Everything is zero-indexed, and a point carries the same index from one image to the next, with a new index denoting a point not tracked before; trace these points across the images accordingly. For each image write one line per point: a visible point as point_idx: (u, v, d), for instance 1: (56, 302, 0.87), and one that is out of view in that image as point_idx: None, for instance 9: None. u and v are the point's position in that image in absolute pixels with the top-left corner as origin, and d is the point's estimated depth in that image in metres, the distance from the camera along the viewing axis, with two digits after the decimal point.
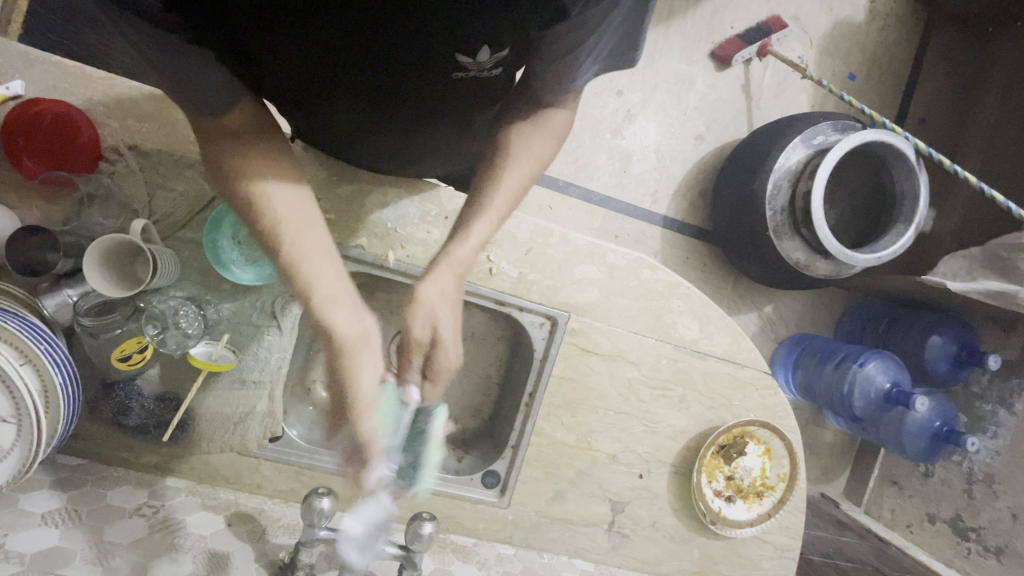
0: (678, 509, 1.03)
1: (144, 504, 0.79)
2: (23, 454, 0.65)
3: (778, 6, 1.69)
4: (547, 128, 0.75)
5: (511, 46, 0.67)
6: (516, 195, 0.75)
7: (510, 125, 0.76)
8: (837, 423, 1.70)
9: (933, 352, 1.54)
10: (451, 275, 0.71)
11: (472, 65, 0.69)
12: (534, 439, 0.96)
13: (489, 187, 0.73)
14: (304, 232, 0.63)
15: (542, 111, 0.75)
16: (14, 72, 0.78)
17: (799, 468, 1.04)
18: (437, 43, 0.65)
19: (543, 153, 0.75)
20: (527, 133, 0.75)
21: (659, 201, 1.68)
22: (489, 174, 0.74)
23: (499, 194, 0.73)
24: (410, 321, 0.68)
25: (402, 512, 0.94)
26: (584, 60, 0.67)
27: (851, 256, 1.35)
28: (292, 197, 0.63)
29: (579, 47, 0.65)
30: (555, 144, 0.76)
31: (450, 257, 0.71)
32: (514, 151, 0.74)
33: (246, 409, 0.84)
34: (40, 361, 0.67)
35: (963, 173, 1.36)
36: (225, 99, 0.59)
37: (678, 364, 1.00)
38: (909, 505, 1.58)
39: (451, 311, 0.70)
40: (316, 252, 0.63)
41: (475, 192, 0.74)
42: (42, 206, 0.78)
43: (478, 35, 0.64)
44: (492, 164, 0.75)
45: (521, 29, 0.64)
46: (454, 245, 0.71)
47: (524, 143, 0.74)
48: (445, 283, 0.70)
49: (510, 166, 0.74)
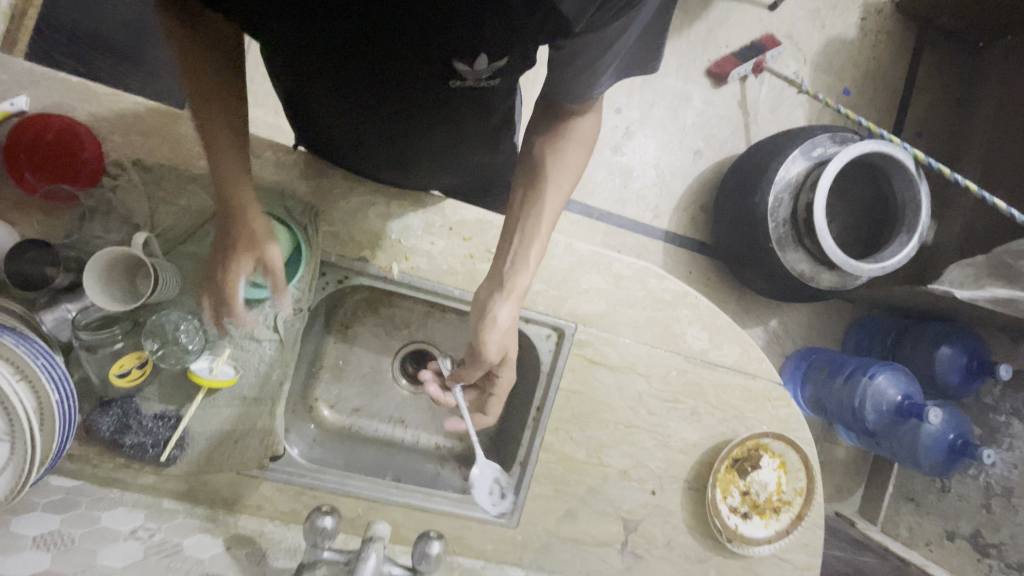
0: (693, 527, 0.99)
1: (140, 527, 0.75)
2: (16, 474, 0.62)
3: (772, 25, 1.73)
4: (575, 140, 0.78)
5: (507, 59, 0.66)
6: (556, 213, 0.80)
7: (539, 142, 0.79)
8: (849, 438, 1.68)
9: (943, 364, 1.52)
10: (512, 303, 0.79)
11: (467, 74, 0.68)
12: (543, 455, 0.94)
13: (532, 211, 0.79)
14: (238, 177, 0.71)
15: (569, 123, 0.78)
16: (20, 89, 0.78)
17: (817, 482, 1.01)
18: (434, 49, 0.64)
19: (576, 164, 0.79)
20: (559, 148, 0.79)
21: (660, 215, 1.68)
22: (531, 198, 0.79)
23: (544, 219, 0.79)
24: (487, 351, 0.79)
25: (405, 533, 0.90)
26: (595, 75, 0.68)
27: (856, 266, 1.33)
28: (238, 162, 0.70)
29: (592, 62, 0.66)
30: (585, 153, 0.80)
31: (512, 288, 0.78)
32: (551, 170, 0.79)
33: (246, 426, 0.83)
34: (36, 376, 0.65)
35: (965, 181, 1.35)
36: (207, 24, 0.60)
37: (688, 375, 0.98)
38: (928, 523, 1.52)
39: (512, 332, 0.81)
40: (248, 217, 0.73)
41: (520, 216, 0.79)
42: (42, 220, 0.77)
43: (475, 45, 0.63)
44: (532, 184, 0.79)
45: (518, 44, 0.63)
46: (516, 277, 0.78)
47: (554, 158, 0.79)
48: (507, 311, 0.78)
49: (550, 187, 0.79)
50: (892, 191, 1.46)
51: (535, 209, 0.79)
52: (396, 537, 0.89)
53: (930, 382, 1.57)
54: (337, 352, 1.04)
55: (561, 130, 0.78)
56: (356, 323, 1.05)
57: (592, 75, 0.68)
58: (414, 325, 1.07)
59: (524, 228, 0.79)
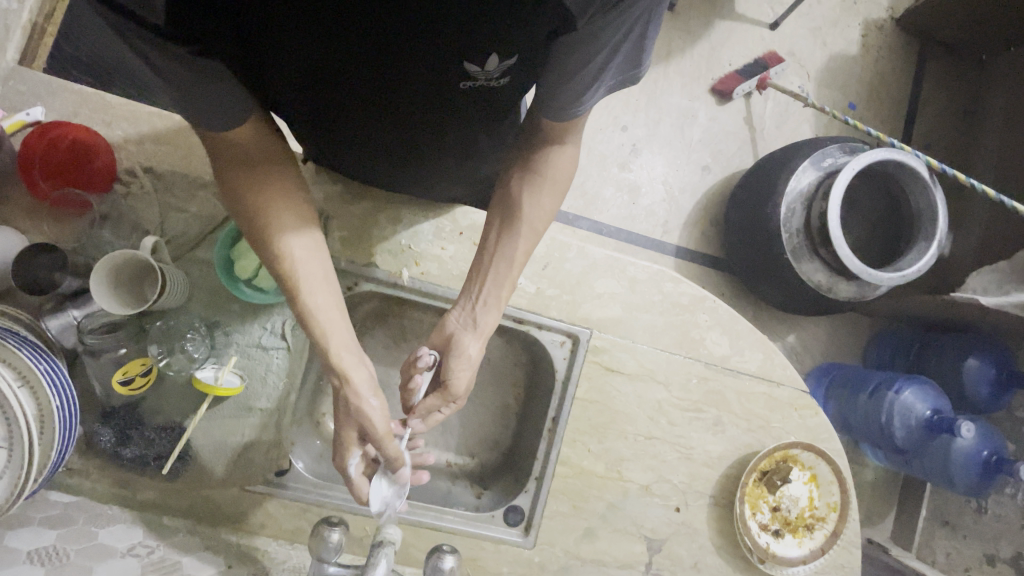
0: (721, 547, 0.93)
1: (139, 543, 0.72)
2: (13, 482, 0.60)
3: (774, 43, 1.75)
4: (553, 181, 0.73)
5: (521, 56, 0.57)
6: (527, 254, 0.76)
7: (513, 180, 0.75)
8: (878, 459, 1.59)
9: (972, 378, 1.45)
10: (477, 341, 0.75)
11: (478, 75, 0.59)
12: (560, 469, 0.89)
13: (503, 252, 0.74)
14: (303, 265, 0.63)
15: (546, 161, 0.72)
16: (38, 101, 0.80)
17: (850, 496, 0.95)
18: (440, 51, 0.55)
19: (550, 207, 0.74)
20: (536, 189, 0.73)
21: (670, 231, 1.67)
22: (502, 241, 0.75)
23: (514, 260, 0.74)
24: (452, 388, 0.76)
25: (416, 554, 0.85)
26: (590, 86, 0.59)
27: (876, 276, 1.29)
28: (302, 238, 0.63)
29: (574, 71, 0.57)
30: (560, 195, 0.75)
31: (481, 328, 0.75)
32: (526, 212, 0.73)
33: (252, 438, 0.79)
34: (38, 382, 0.63)
35: (981, 186, 1.31)
36: (241, 110, 0.55)
37: (710, 383, 0.94)
38: (966, 547, 1.43)
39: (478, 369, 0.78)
40: (330, 305, 0.65)
41: (487, 256, 0.75)
42: (54, 227, 0.77)
43: (485, 42, 0.54)
44: (505, 224, 0.74)
45: (534, 33, 0.53)
46: (484, 316, 0.75)
47: (531, 196, 0.74)
48: (477, 350, 0.75)
49: (522, 231, 0.74)
50: (907, 201, 1.42)
51: (508, 249, 0.74)
52: (406, 558, 0.84)
53: (959, 398, 1.49)
54: None
55: (535, 167, 0.73)
56: (365, 335, 1.03)
57: (580, 88, 0.59)
58: (424, 337, 1.05)
59: (497, 267, 0.75)
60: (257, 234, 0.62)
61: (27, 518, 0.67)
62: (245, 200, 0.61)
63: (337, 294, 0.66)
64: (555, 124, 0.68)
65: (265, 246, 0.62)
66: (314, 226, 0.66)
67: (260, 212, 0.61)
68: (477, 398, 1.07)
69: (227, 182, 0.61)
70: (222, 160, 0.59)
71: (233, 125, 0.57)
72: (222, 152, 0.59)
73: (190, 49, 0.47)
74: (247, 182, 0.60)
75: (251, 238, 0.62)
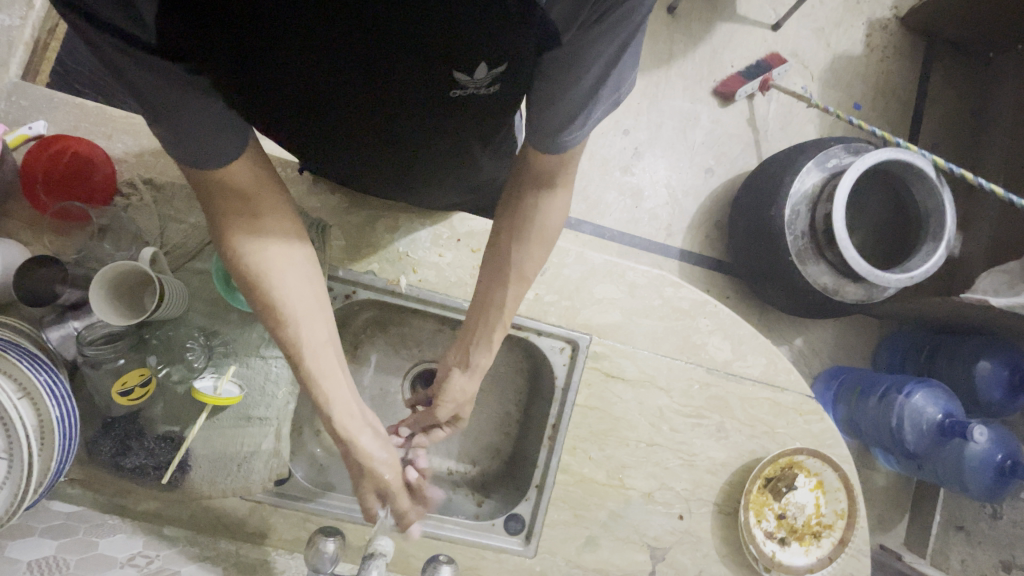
0: (726, 556, 0.91)
1: (137, 555, 0.71)
2: (11, 496, 0.60)
3: (776, 44, 1.74)
4: (538, 239, 0.73)
5: (510, 64, 0.56)
6: (512, 308, 0.76)
7: (501, 229, 0.74)
8: (888, 464, 1.55)
9: (983, 381, 1.42)
10: (467, 377, 0.79)
11: (468, 84, 0.58)
12: (561, 477, 0.88)
13: (490, 304, 0.75)
14: (308, 328, 0.63)
15: (535, 218, 0.71)
16: (41, 116, 0.82)
17: (858, 503, 0.93)
18: (429, 64, 0.55)
19: (540, 260, 0.75)
20: (522, 244, 0.73)
21: (674, 234, 1.66)
22: (489, 291, 0.75)
23: (501, 311, 0.75)
24: (437, 414, 0.82)
25: (416, 563, 0.84)
26: (578, 114, 0.58)
27: (883, 277, 1.27)
28: (307, 298, 0.64)
29: (567, 89, 0.55)
30: (545, 247, 0.74)
31: (474, 367, 0.78)
32: (513, 268, 0.73)
33: (251, 448, 0.79)
34: (37, 394, 0.64)
35: (990, 185, 1.28)
36: (232, 140, 0.54)
37: (712, 389, 0.93)
38: (980, 553, 1.39)
39: (470, 402, 0.83)
40: (333, 371, 0.65)
41: (477, 304, 0.77)
42: (54, 239, 0.78)
43: (474, 53, 0.53)
44: (496, 277, 0.75)
45: (519, 44, 0.53)
46: (477, 356, 0.78)
47: (520, 252, 0.73)
48: (468, 386, 0.79)
49: (510, 282, 0.74)
50: (914, 201, 1.40)
51: (497, 297, 0.75)
52: (405, 567, 0.84)
53: (971, 401, 1.47)
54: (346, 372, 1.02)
55: (523, 222, 0.72)
56: (365, 343, 1.03)
57: (571, 112, 0.57)
58: (424, 344, 1.05)
59: (488, 314, 0.76)
60: (257, 287, 0.62)
61: (27, 528, 0.67)
62: (246, 250, 0.61)
63: (333, 338, 0.66)
64: (544, 160, 0.65)
65: (267, 302, 0.62)
66: (317, 285, 0.66)
67: (261, 263, 0.61)
68: (478, 405, 1.07)
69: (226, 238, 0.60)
70: (226, 214, 0.59)
71: (229, 163, 0.56)
72: (219, 197, 0.58)
73: (182, 67, 0.47)
74: (250, 239, 0.61)
75: (250, 291, 0.62)
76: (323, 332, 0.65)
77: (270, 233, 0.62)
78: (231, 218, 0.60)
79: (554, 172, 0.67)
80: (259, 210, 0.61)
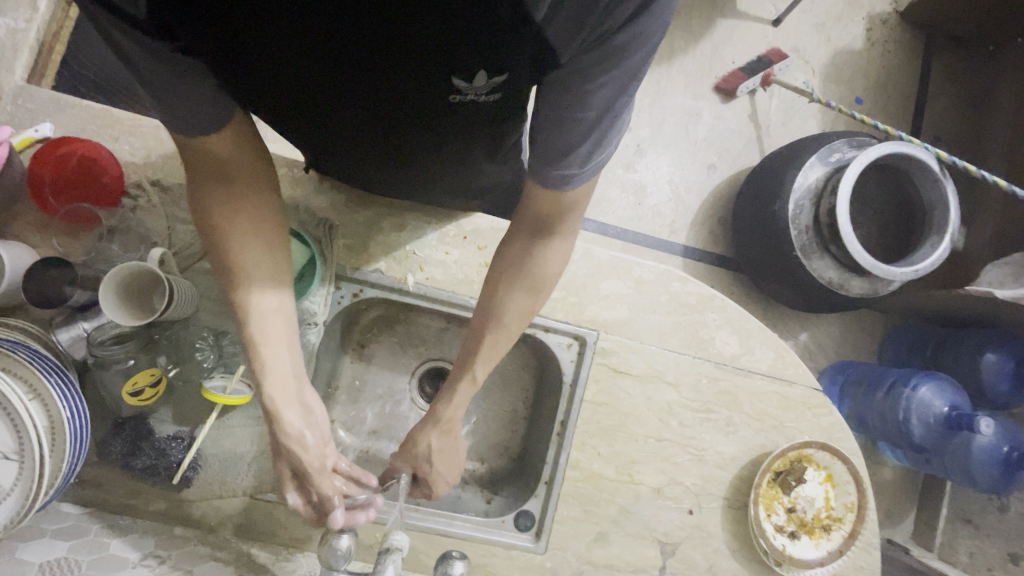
0: (736, 551, 0.91)
1: (150, 554, 0.71)
2: (22, 498, 0.60)
3: (777, 40, 1.74)
4: (530, 283, 0.73)
5: (510, 75, 0.56)
6: (495, 355, 0.76)
7: (495, 271, 0.74)
8: (894, 457, 1.55)
9: (989, 373, 1.42)
10: (437, 433, 0.78)
11: (466, 91, 0.58)
12: (570, 473, 0.88)
13: (474, 342, 0.75)
14: (259, 295, 0.66)
15: (530, 263, 0.72)
16: (48, 119, 0.82)
17: (868, 495, 0.92)
18: (423, 69, 0.55)
19: (528, 307, 0.74)
20: (508, 288, 0.73)
21: (677, 231, 1.65)
22: (472, 336, 0.76)
23: (481, 359, 0.75)
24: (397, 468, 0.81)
25: (426, 561, 0.84)
26: (578, 147, 0.56)
27: (887, 271, 1.27)
28: (262, 268, 0.67)
29: (564, 120, 0.54)
30: (535, 295, 0.74)
31: (443, 423, 0.78)
32: (500, 311, 0.74)
33: (261, 447, 0.80)
34: (48, 395, 0.64)
35: (992, 177, 1.27)
36: (219, 117, 0.56)
37: (720, 384, 0.93)
38: (988, 546, 1.38)
39: (450, 453, 0.81)
40: (279, 343, 0.68)
41: (463, 349, 0.77)
42: (63, 242, 0.79)
43: (473, 61, 0.53)
44: (480, 322, 0.75)
45: (517, 56, 0.52)
46: (444, 407, 0.77)
47: (507, 293, 0.73)
48: (437, 441, 0.78)
49: (494, 329, 0.74)
50: (917, 194, 1.40)
51: (477, 343, 0.75)
52: (415, 564, 0.84)
53: (977, 394, 1.47)
54: (354, 372, 1.02)
55: (520, 263, 0.72)
56: (373, 342, 1.04)
57: (568, 144, 0.55)
58: (431, 342, 1.05)
59: (469, 364, 0.76)
60: (219, 247, 0.65)
61: (38, 531, 0.67)
62: (213, 213, 0.63)
63: (286, 311, 0.69)
64: (547, 198, 0.64)
65: (224, 262, 0.65)
66: (278, 258, 0.68)
67: (225, 226, 0.64)
68: (486, 403, 1.07)
69: (202, 198, 0.63)
70: (200, 174, 0.61)
71: (210, 136, 0.57)
72: (196, 159, 0.60)
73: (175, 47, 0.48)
74: (220, 201, 0.63)
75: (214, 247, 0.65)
76: (276, 301, 0.67)
77: (241, 199, 0.64)
78: (208, 179, 0.62)
79: (556, 216, 0.66)
80: (234, 178, 0.63)
